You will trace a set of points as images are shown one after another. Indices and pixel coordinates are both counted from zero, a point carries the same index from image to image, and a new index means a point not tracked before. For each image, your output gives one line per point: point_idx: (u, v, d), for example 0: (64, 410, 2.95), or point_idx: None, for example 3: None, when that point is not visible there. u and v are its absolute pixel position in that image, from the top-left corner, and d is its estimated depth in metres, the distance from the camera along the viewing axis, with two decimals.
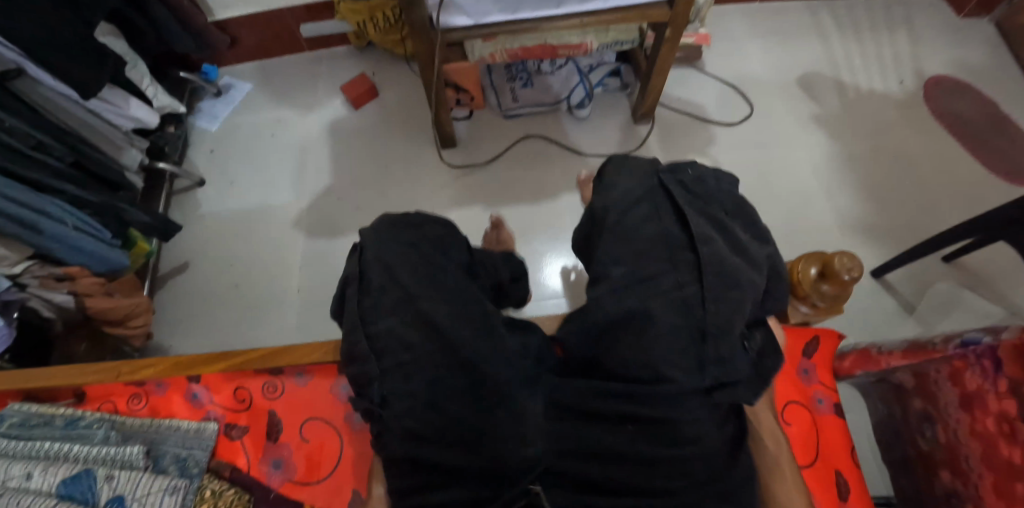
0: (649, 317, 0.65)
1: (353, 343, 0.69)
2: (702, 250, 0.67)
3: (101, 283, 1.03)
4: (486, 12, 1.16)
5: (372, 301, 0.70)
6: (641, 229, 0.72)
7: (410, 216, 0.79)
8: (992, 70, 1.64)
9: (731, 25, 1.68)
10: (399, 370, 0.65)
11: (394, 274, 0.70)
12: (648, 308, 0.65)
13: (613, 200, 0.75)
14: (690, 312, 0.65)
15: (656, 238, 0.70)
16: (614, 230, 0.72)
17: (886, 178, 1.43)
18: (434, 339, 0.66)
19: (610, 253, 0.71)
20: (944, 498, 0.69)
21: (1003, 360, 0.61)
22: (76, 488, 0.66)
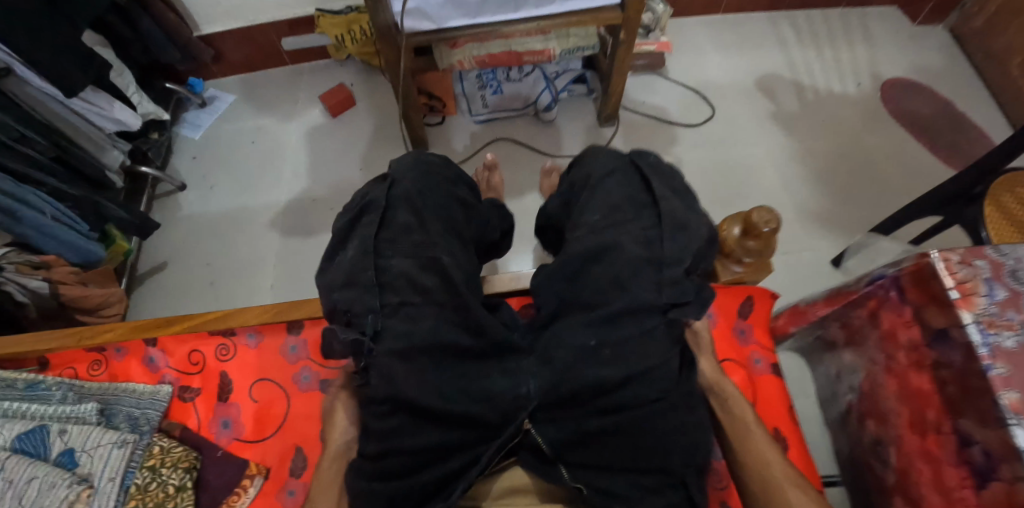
0: (616, 253, 0.69)
1: (357, 271, 0.69)
2: (663, 203, 0.71)
3: (76, 273, 1.08)
4: (449, 18, 1.24)
5: (390, 236, 0.71)
6: (608, 189, 0.75)
7: (431, 158, 0.80)
8: (944, 71, 1.75)
9: (695, 36, 1.77)
10: (403, 309, 0.67)
11: (418, 217, 0.72)
12: (618, 245, 0.69)
13: (594, 164, 0.79)
14: (652, 247, 0.69)
15: (625, 194, 0.74)
16: (591, 186, 0.76)
17: (839, 173, 1.54)
18: (449, 280, 0.68)
19: (585, 205, 0.75)
20: (868, 444, 0.71)
21: (906, 287, 0.58)
22: (29, 442, 0.69)
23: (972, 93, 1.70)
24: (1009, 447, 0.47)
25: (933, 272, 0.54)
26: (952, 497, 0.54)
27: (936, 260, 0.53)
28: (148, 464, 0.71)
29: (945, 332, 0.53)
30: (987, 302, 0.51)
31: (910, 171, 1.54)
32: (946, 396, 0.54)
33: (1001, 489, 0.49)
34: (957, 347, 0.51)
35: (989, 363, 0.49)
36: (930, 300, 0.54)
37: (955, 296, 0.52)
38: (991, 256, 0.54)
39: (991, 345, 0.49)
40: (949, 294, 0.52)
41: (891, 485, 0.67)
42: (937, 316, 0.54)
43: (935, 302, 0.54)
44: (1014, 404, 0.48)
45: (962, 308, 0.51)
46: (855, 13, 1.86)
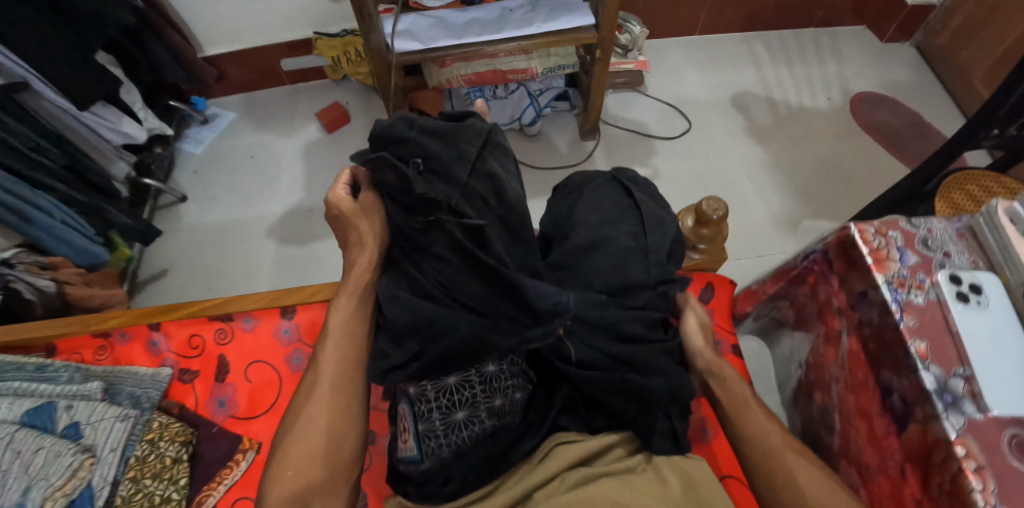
0: (610, 243, 0.71)
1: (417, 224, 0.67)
2: (644, 204, 0.74)
3: (81, 274, 1.15)
4: (436, 38, 1.34)
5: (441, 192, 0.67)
6: (593, 194, 0.77)
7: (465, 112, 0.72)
8: (913, 84, 1.85)
9: (672, 56, 1.88)
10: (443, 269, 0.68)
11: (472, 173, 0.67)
12: (609, 239, 0.71)
13: (583, 181, 0.79)
14: (640, 239, 0.72)
15: (610, 202, 0.75)
16: (584, 194, 0.76)
17: (812, 180, 1.63)
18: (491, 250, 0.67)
19: (578, 211, 0.75)
20: (816, 414, 0.77)
21: (833, 257, 0.65)
22: (37, 417, 0.74)
23: (937, 104, 1.80)
24: (918, 391, 0.54)
25: (853, 242, 0.61)
26: (883, 447, 0.61)
27: (854, 231, 0.60)
28: (148, 437, 0.77)
29: (866, 292, 0.60)
30: (900, 265, 0.58)
31: (879, 175, 1.64)
32: (869, 350, 0.61)
33: (916, 431, 0.55)
34: (876, 305, 0.58)
35: (898, 316, 0.56)
36: (852, 266, 0.61)
37: (871, 262, 0.59)
38: (903, 228, 0.61)
39: (901, 301, 0.56)
40: (866, 259, 0.59)
41: (837, 449, 0.72)
42: (858, 280, 0.61)
43: (855, 268, 0.61)
44: (921, 351, 0.54)
45: (877, 271, 0.58)
46: (826, 33, 1.97)
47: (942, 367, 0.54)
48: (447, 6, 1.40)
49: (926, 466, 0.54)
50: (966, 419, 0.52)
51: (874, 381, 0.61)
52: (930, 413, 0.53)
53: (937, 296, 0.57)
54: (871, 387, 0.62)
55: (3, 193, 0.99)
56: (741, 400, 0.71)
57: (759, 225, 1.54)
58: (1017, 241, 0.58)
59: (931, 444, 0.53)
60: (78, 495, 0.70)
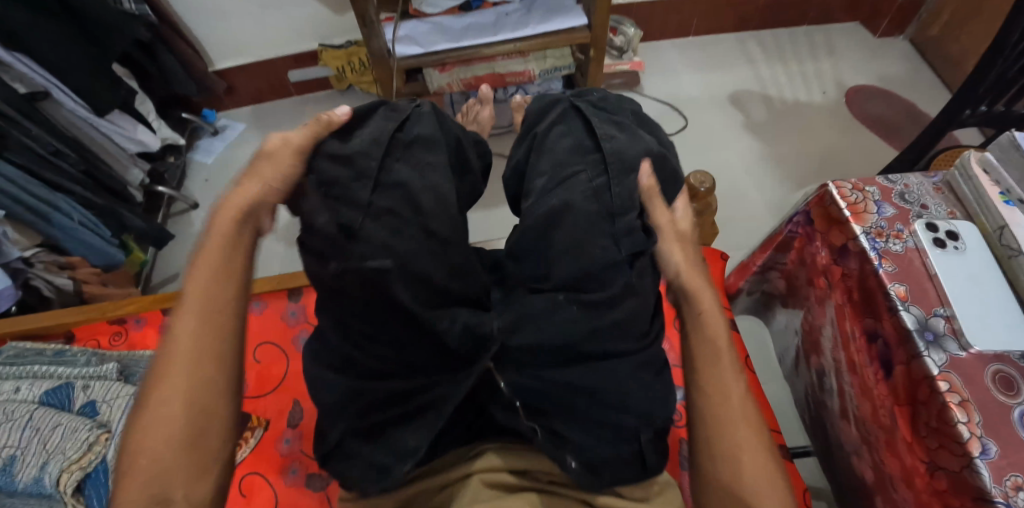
0: (570, 209, 0.68)
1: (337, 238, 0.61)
2: (606, 145, 0.70)
3: (97, 274, 1.22)
4: (436, 42, 1.38)
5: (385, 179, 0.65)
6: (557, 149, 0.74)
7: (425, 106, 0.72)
8: (907, 76, 1.92)
9: (669, 57, 1.93)
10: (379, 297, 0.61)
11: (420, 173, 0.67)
12: (568, 204, 0.68)
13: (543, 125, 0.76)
14: (601, 197, 0.68)
15: (573, 149, 0.72)
16: (540, 148, 0.75)
17: (810, 169, 1.68)
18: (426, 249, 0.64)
19: (535, 167, 0.74)
20: (814, 379, 0.77)
21: (814, 216, 0.68)
22: (55, 397, 0.78)
23: (931, 95, 1.87)
24: (900, 331, 0.57)
25: (831, 198, 0.64)
26: (873, 397, 0.62)
27: (832, 188, 0.64)
28: None
29: (846, 246, 0.63)
30: (876, 218, 0.62)
31: (875, 160, 1.71)
32: (854, 302, 0.64)
33: (902, 372, 0.57)
34: (855, 256, 0.62)
35: (878, 262, 0.60)
36: (831, 223, 0.65)
37: (849, 215, 0.63)
38: (880, 184, 0.66)
39: (879, 249, 0.60)
40: (844, 213, 0.63)
41: (837, 412, 0.72)
42: (838, 235, 0.64)
43: (834, 224, 0.65)
44: (901, 294, 0.58)
45: (855, 223, 0.62)
46: (819, 30, 2.03)
47: (922, 308, 0.57)
48: (444, 11, 1.41)
49: (912, 405, 0.56)
50: (947, 355, 0.55)
51: (859, 332, 0.63)
52: (914, 350, 0.55)
53: (914, 244, 0.61)
54: (856, 338, 0.64)
55: (22, 193, 1.05)
56: (713, 353, 0.67)
57: (757, 214, 1.59)
58: (989, 190, 0.65)
59: (916, 382, 0.55)
60: (94, 469, 0.74)
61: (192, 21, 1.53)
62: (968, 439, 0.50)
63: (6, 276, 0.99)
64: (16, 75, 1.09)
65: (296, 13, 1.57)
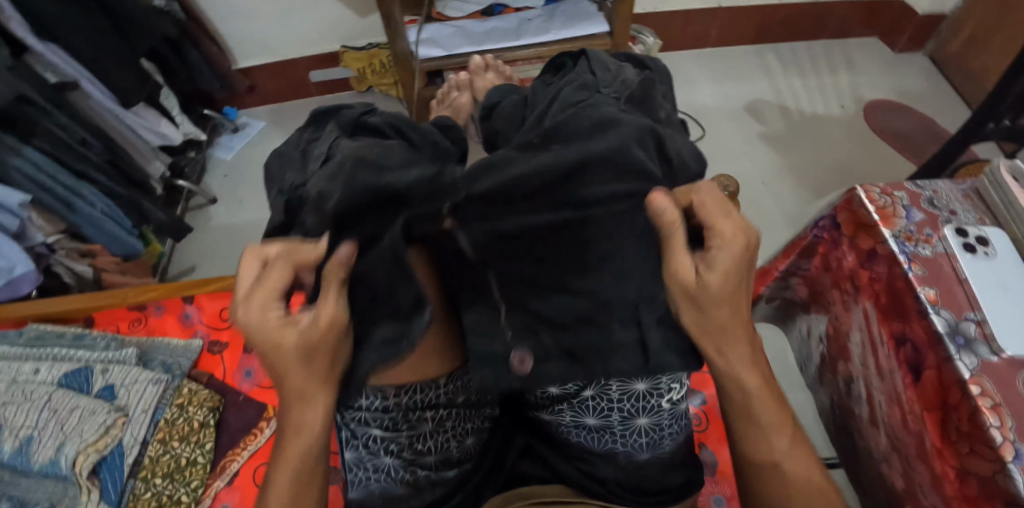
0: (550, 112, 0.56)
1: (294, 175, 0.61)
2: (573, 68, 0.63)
3: (117, 263, 1.24)
4: (459, 45, 1.39)
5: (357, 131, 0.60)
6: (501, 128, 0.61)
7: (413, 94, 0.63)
8: (926, 91, 1.91)
9: (685, 67, 1.95)
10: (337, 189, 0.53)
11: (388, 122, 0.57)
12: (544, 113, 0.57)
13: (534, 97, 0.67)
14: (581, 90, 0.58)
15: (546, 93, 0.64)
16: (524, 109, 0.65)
17: (825, 182, 1.68)
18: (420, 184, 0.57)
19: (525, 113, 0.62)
20: (841, 387, 0.78)
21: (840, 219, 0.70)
22: (73, 380, 0.78)
23: (952, 110, 1.86)
24: (930, 334, 0.60)
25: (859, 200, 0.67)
26: (903, 405, 0.64)
27: (860, 192, 0.66)
28: (177, 402, 0.80)
29: (874, 249, 0.66)
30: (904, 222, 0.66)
31: (895, 175, 1.69)
32: (880, 304, 0.67)
33: (932, 376, 0.60)
34: (882, 258, 0.65)
35: (907, 265, 0.63)
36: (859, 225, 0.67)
37: (877, 219, 0.66)
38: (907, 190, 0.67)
39: (909, 253, 0.63)
40: (872, 216, 0.66)
41: (866, 420, 0.74)
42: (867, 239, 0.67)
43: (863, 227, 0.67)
44: (931, 297, 0.61)
45: (884, 226, 0.65)
46: (837, 43, 2.04)
47: (953, 311, 0.60)
48: (468, 16, 1.46)
49: (943, 408, 0.59)
50: (978, 359, 0.58)
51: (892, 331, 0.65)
52: (946, 354, 0.59)
53: (943, 248, 0.64)
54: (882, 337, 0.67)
55: (48, 181, 1.08)
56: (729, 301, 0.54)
57: (772, 221, 1.59)
58: (1019, 197, 0.67)
59: (946, 387, 0.59)
60: (110, 452, 0.74)
61: (217, 20, 1.56)
62: (1002, 444, 0.54)
63: (31, 260, 1.00)
64: (48, 65, 1.12)
65: (320, 14, 1.59)
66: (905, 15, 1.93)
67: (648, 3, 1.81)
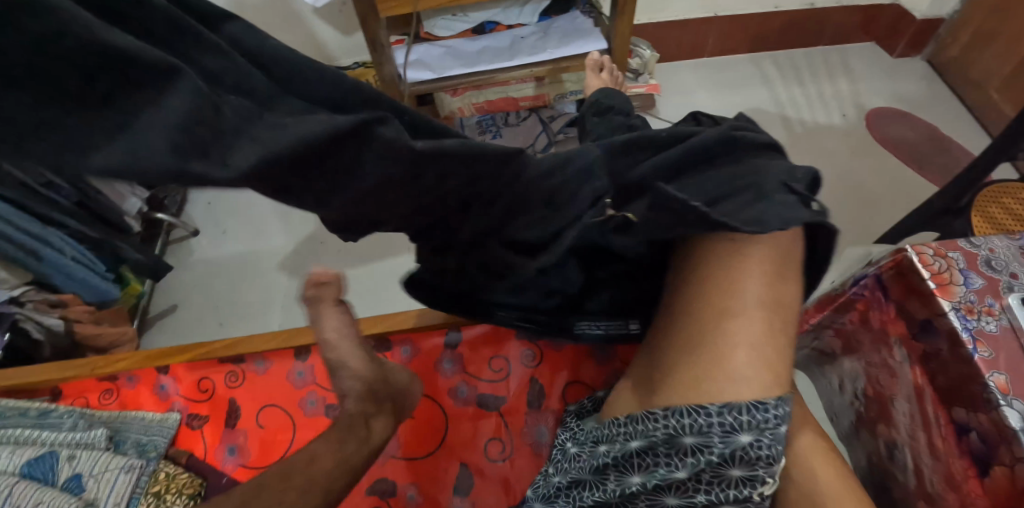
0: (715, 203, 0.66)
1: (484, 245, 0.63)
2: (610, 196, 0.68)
3: (91, 311, 1.15)
4: (449, 67, 1.33)
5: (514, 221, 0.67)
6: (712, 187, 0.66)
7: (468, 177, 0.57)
8: (928, 96, 1.87)
9: (681, 78, 1.89)
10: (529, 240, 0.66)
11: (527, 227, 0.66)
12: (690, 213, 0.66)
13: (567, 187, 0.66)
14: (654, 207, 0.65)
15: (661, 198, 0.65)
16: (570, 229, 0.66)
17: (831, 197, 1.62)
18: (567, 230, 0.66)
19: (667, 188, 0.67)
20: (883, 450, 0.71)
21: (890, 284, 0.64)
22: (36, 469, 0.70)
23: (954, 117, 1.81)
24: (1001, 428, 0.52)
25: (912, 265, 0.61)
26: (963, 493, 0.57)
27: (912, 253, 0.60)
28: (153, 489, 0.75)
29: (930, 321, 0.59)
30: (964, 290, 0.58)
31: (900, 185, 1.65)
32: (939, 386, 0.60)
33: (1003, 475, 0.53)
34: (943, 335, 0.58)
35: (971, 346, 0.55)
36: (912, 292, 0.61)
37: (934, 286, 0.59)
38: (963, 248, 0.62)
39: (972, 329, 0.56)
40: (928, 284, 0.59)
41: (914, 490, 0.66)
42: (921, 308, 0.60)
43: (916, 295, 0.61)
44: (1001, 385, 0.53)
45: (942, 296, 0.58)
46: (834, 49, 1.99)
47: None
48: (458, 35, 1.38)
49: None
50: None
51: (948, 419, 0.58)
52: (1022, 455, 0.51)
53: (1010, 322, 0.57)
54: (940, 424, 0.59)
55: (13, 234, 0.99)
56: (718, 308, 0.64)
57: None
58: None
59: (1022, 492, 0.51)
60: None
61: None
62: None
63: None
64: None
65: (301, 34, 1.51)
66: (904, 19, 1.88)
67: (645, 13, 1.75)
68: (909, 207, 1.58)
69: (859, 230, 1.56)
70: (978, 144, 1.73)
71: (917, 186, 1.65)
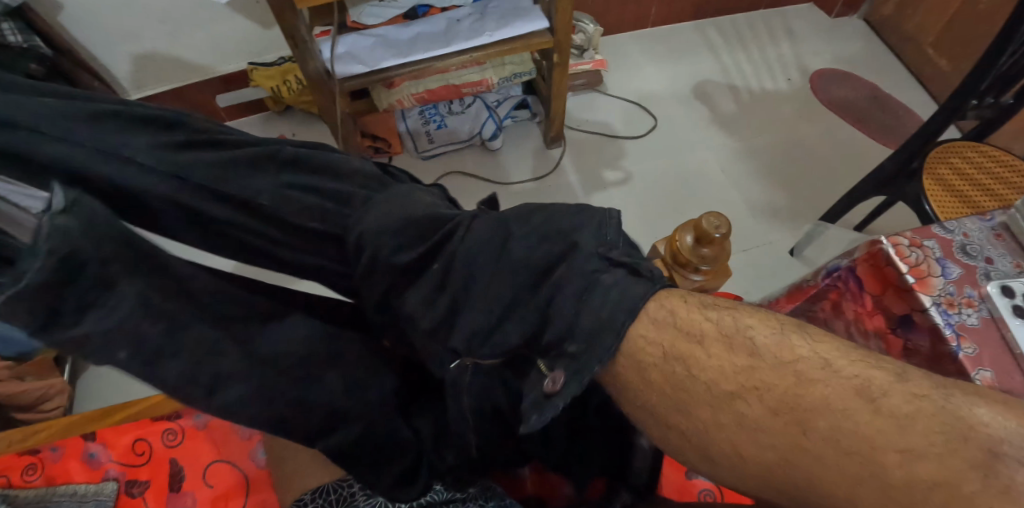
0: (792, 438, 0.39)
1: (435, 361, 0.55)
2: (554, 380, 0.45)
3: (10, 367, 1.03)
4: (382, 58, 1.23)
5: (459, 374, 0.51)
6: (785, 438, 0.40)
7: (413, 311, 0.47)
8: (868, 55, 1.88)
9: (627, 52, 1.84)
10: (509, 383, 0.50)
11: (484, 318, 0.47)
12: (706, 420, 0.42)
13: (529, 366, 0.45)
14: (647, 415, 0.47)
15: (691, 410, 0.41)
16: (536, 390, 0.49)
17: (781, 163, 1.63)
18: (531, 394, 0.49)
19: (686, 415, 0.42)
20: None
21: (862, 277, 0.62)
22: None
23: (893, 75, 1.83)
24: None
25: (887, 258, 0.59)
26: None
27: (887, 246, 0.59)
28: None
29: (908, 316, 0.58)
30: (944, 282, 0.57)
31: (848, 147, 1.66)
32: None
33: None
34: (924, 331, 0.57)
35: (955, 344, 0.54)
36: (891, 288, 0.59)
37: (913, 281, 0.57)
38: (937, 235, 0.61)
39: (955, 325, 0.55)
40: (906, 278, 0.57)
41: None
42: (899, 302, 0.59)
43: (895, 289, 0.59)
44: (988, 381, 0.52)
45: (922, 291, 0.56)
46: (775, 13, 1.98)
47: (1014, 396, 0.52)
48: (388, 21, 1.27)
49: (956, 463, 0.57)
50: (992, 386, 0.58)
51: None
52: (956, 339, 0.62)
53: (989, 313, 0.56)
54: None
55: None
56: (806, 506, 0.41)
57: (738, 213, 1.53)
58: None
59: None
60: None
61: (93, 48, 1.33)
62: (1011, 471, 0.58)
63: None
64: None
65: (218, 31, 1.38)
66: None
67: None
68: (858, 169, 1.60)
69: (813, 197, 1.57)
70: (918, 101, 1.76)
71: (864, 147, 1.66)
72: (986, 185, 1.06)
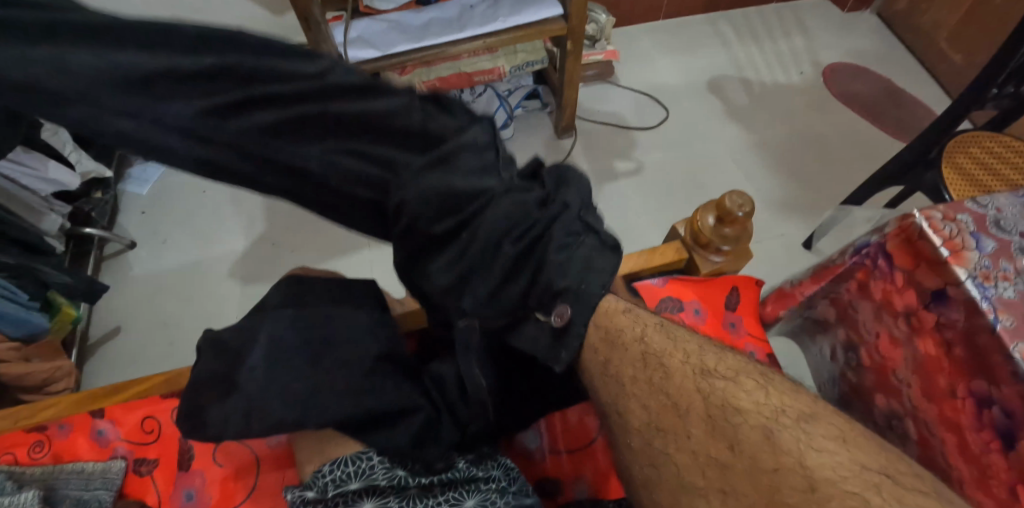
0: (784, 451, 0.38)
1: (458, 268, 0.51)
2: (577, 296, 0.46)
3: (17, 349, 1.02)
4: (395, 43, 1.22)
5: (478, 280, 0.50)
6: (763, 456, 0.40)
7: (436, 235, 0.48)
8: (881, 50, 1.86)
9: (638, 44, 1.83)
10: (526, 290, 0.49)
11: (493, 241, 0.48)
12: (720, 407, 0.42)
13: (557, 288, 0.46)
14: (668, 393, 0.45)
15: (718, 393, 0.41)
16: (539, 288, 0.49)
17: (793, 156, 1.61)
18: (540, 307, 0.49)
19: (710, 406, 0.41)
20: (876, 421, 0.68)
21: (892, 252, 0.61)
22: None
23: (907, 69, 1.81)
24: None
25: (920, 232, 0.57)
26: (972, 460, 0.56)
27: (921, 219, 0.57)
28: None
29: (942, 290, 0.57)
30: (978, 255, 0.56)
31: (861, 141, 1.64)
32: (955, 357, 0.57)
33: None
34: (957, 304, 0.55)
35: (993, 316, 0.53)
36: (924, 261, 0.58)
37: (947, 253, 0.56)
38: (970, 210, 0.59)
39: (992, 298, 0.53)
40: (941, 251, 0.56)
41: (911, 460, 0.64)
42: (932, 276, 0.57)
43: (928, 262, 0.58)
44: None
45: (956, 263, 0.55)
46: (788, 7, 1.96)
47: None
48: (401, 8, 1.28)
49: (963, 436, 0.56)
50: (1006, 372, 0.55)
51: (966, 394, 0.56)
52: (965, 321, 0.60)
53: None
54: (957, 398, 0.57)
55: None
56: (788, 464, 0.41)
57: None
58: None
59: None
60: None
61: None
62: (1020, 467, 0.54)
63: None
64: None
65: (228, 16, 1.37)
66: None
67: None
68: (872, 163, 1.58)
69: (826, 189, 1.55)
70: (932, 95, 1.74)
71: (878, 141, 1.64)
72: (1000, 173, 1.04)
